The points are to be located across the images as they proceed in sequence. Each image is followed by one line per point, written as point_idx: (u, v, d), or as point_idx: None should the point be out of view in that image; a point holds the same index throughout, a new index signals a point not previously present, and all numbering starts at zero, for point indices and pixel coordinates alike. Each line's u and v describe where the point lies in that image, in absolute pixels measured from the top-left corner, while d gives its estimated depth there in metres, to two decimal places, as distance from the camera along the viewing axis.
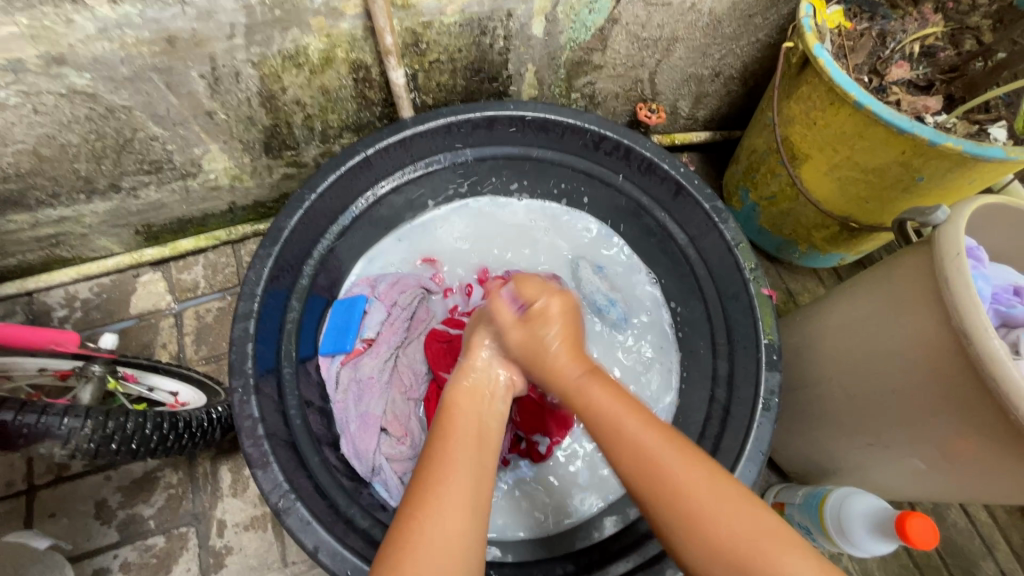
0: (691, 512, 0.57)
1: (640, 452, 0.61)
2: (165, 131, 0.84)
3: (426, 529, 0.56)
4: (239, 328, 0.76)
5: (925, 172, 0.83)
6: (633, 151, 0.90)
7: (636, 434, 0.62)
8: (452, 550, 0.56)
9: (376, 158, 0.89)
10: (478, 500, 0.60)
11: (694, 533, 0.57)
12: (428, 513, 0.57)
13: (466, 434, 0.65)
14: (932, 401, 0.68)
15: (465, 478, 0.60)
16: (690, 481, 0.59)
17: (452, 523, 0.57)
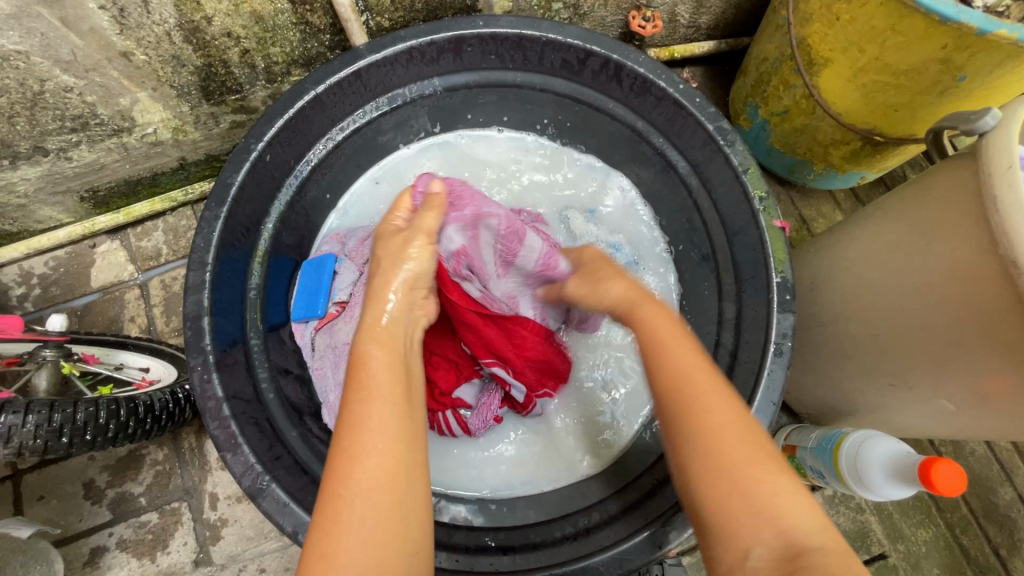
0: (732, 488, 0.46)
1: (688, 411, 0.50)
2: (78, 80, 0.72)
3: (345, 502, 0.46)
4: (192, 302, 0.69)
5: (968, 70, 0.70)
6: (624, 67, 0.77)
7: (678, 385, 0.52)
8: (379, 534, 0.45)
9: (329, 97, 0.78)
10: (414, 461, 0.49)
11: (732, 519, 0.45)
12: (347, 483, 0.46)
13: (388, 378, 0.52)
14: (967, 340, 0.60)
15: (381, 430, 0.48)
16: (727, 449, 0.48)
17: (380, 494, 0.46)
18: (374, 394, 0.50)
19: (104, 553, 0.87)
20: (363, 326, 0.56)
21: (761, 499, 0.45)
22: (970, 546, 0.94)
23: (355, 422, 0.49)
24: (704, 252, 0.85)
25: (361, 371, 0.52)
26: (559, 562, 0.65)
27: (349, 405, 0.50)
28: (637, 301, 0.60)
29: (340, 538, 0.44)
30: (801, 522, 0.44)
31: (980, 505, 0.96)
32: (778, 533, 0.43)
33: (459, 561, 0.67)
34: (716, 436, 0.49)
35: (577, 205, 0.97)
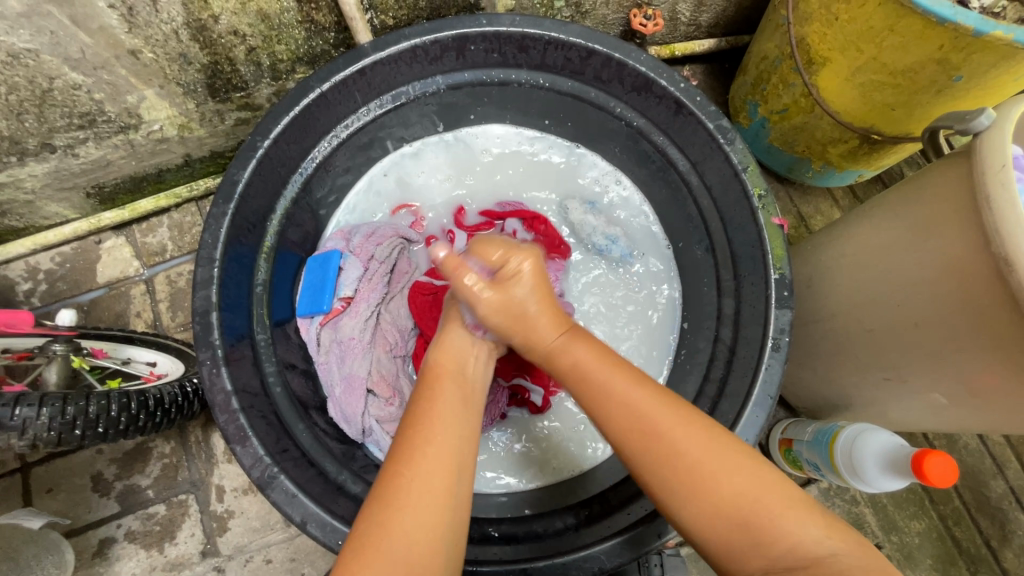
0: (720, 513, 0.51)
1: (634, 437, 0.55)
2: (87, 77, 0.73)
3: (403, 482, 0.52)
4: (200, 297, 0.70)
5: (964, 70, 0.71)
6: (626, 66, 0.78)
7: (659, 428, 0.55)
8: (432, 512, 0.51)
9: (334, 94, 0.78)
10: (469, 460, 0.55)
11: (731, 542, 0.50)
12: (409, 465, 0.53)
13: (459, 393, 0.60)
14: (960, 334, 0.62)
15: (454, 429, 0.57)
16: (715, 475, 0.52)
17: (437, 482, 0.52)
18: (439, 396, 0.59)
19: (113, 544, 0.89)
20: (440, 344, 0.66)
21: (762, 522, 0.50)
22: (963, 537, 0.96)
23: (431, 422, 0.56)
24: (703, 249, 0.87)
25: (435, 383, 0.61)
26: (564, 551, 0.66)
27: (420, 406, 0.58)
28: (572, 338, 0.63)
29: (396, 515, 0.50)
30: (804, 533, 0.49)
31: (972, 498, 0.98)
32: (783, 549, 0.49)
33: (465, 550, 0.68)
34: (712, 467, 0.53)
35: (577, 196, 0.98)
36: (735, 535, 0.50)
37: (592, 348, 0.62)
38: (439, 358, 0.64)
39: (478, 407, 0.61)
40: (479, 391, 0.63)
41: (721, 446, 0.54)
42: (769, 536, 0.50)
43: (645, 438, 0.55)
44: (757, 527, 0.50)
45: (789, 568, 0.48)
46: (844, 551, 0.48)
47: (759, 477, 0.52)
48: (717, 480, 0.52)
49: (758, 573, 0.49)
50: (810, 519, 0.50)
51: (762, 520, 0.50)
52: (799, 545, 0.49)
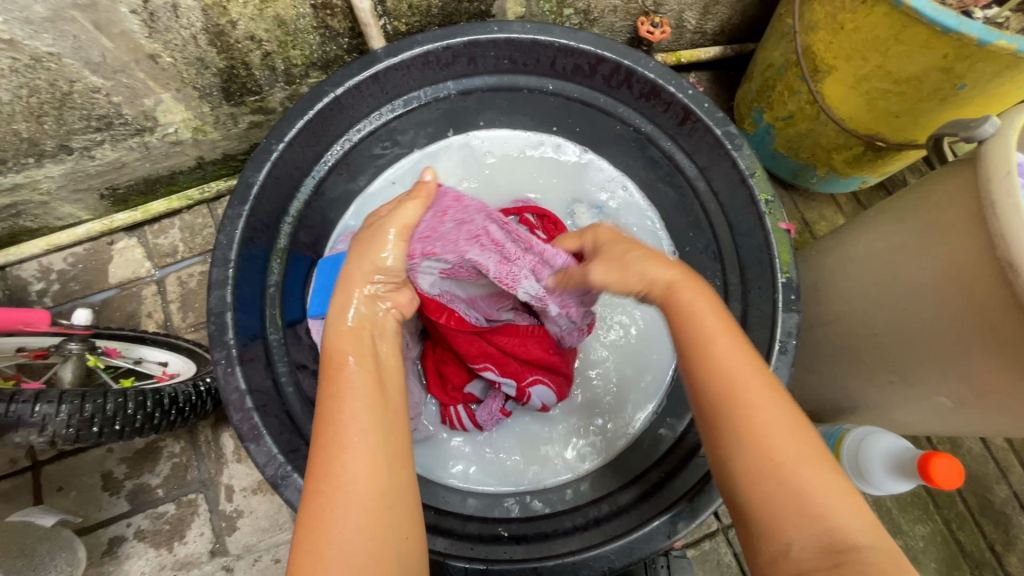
0: (780, 487, 0.48)
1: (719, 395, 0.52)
2: (106, 81, 0.75)
3: (327, 499, 0.49)
4: (215, 297, 0.71)
5: (968, 79, 0.73)
6: (635, 73, 0.79)
7: (734, 389, 0.51)
8: (363, 520, 0.48)
9: (348, 99, 0.80)
10: (392, 453, 0.52)
11: (776, 519, 0.47)
12: (328, 479, 0.49)
13: (366, 376, 0.55)
14: (965, 338, 0.63)
15: (366, 425, 0.52)
16: (777, 446, 0.49)
17: (359, 490, 0.49)
18: (346, 390, 0.54)
19: (122, 543, 0.89)
20: (337, 325, 0.59)
21: (808, 496, 0.47)
22: (967, 541, 0.97)
23: (342, 422, 0.52)
24: (710, 253, 0.88)
25: (338, 372, 0.55)
26: (574, 550, 0.66)
27: (329, 405, 0.53)
28: (677, 282, 0.58)
29: (325, 534, 0.48)
30: (848, 520, 0.46)
31: (976, 502, 0.99)
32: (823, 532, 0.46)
33: (475, 549, 0.69)
34: (775, 440, 0.49)
35: (585, 199, 1.00)
36: (787, 515, 0.47)
37: (706, 294, 0.58)
38: (338, 345, 0.57)
39: (395, 385, 0.56)
40: (393, 371, 0.58)
41: (794, 423, 0.50)
42: (811, 511, 0.46)
43: (724, 396, 0.51)
44: (811, 501, 0.47)
45: (828, 554, 0.45)
46: (878, 542, 0.45)
47: (814, 457, 0.49)
48: (779, 445, 0.49)
49: (805, 560, 0.45)
50: (845, 499, 0.47)
51: (807, 496, 0.47)
52: (837, 525, 0.46)
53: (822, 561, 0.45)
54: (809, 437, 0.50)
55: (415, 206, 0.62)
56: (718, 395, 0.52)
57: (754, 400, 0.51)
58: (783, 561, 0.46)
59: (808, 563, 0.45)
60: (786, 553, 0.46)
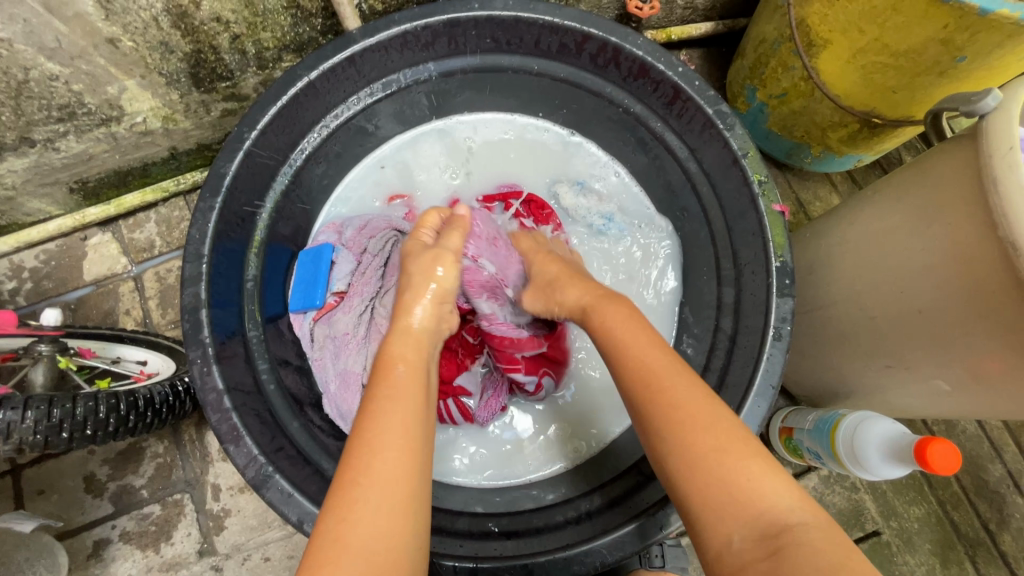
0: (702, 474, 0.49)
1: (648, 395, 0.54)
2: (64, 68, 0.71)
3: (359, 493, 0.48)
4: (189, 294, 0.68)
5: (968, 50, 0.70)
6: (622, 50, 0.76)
7: (655, 386, 0.54)
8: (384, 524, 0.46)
9: (323, 83, 0.76)
10: (426, 458, 0.52)
11: (707, 500, 0.48)
12: (366, 473, 0.49)
13: (414, 386, 0.56)
14: (964, 321, 0.61)
15: (404, 428, 0.52)
16: (703, 440, 0.50)
17: (390, 488, 0.48)
18: (397, 394, 0.55)
19: (108, 545, 0.87)
20: (387, 338, 0.62)
21: (736, 476, 0.48)
22: (962, 522, 0.97)
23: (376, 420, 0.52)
24: (702, 238, 0.85)
25: (388, 373, 0.57)
26: (566, 546, 0.65)
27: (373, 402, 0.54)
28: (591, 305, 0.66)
29: (352, 529, 0.46)
30: (779, 501, 0.46)
31: (971, 482, 0.98)
32: (755, 517, 0.46)
33: (465, 546, 0.67)
34: (696, 421, 0.51)
35: (565, 178, 0.97)
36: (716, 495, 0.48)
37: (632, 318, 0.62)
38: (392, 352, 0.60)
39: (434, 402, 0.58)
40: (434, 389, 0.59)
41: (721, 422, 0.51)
42: (744, 498, 0.47)
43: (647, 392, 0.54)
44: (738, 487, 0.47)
45: (763, 541, 0.44)
46: (812, 521, 0.45)
47: (734, 441, 0.50)
48: (698, 442, 0.50)
49: (744, 551, 0.45)
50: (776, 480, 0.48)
51: (736, 481, 0.48)
52: (772, 509, 0.46)
53: (758, 548, 0.44)
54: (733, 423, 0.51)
55: (457, 234, 0.71)
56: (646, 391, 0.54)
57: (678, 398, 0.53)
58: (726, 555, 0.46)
59: (748, 555, 0.45)
60: (728, 545, 0.46)
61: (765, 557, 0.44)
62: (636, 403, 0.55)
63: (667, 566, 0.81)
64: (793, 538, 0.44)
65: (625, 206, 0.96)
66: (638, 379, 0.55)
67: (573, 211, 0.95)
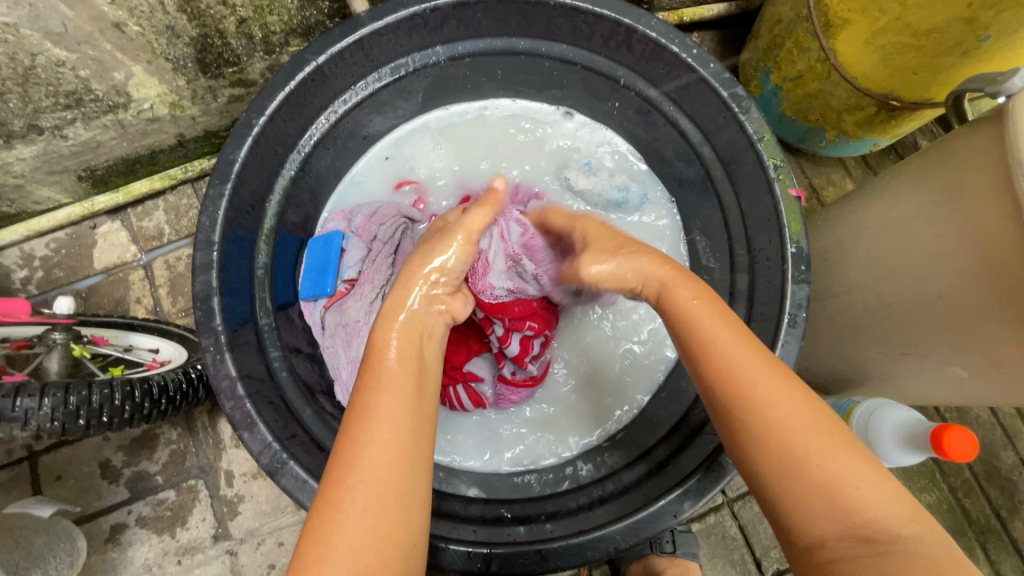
0: (806, 476, 0.44)
1: (729, 366, 0.50)
2: (70, 53, 0.70)
3: (348, 490, 0.46)
4: (200, 282, 0.68)
5: (993, 29, 0.69)
6: (636, 32, 0.74)
7: (753, 378, 0.49)
8: (377, 525, 0.45)
9: (331, 68, 0.75)
10: (415, 454, 0.49)
11: (798, 498, 0.44)
12: (351, 470, 0.47)
13: (400, 381, 0.53)
14: (983, 305, 0.60)
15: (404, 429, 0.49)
16: (805, 434, 0.45)
17: (378, 486, 0.46)
18: (382, 384, 0.52)
19: (124, 530, 0.89)
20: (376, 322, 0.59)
21: (833, 484, 0.43)
22: (972, 508, 0.96)
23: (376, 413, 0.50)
24: (714, 224, 0.84)
25: (376, 369, 0.54)
26: (579, 531, 0.65)
27: (369, 386, 0.52)
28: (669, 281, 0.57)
29: (338, 527, 0.45)
30: (878, 503, 0.43)
31: (983, 469, 0.98)
32: (861, 519, 0.42)
33: (477, 532, 0.67)
34: (791, 420, 0.46)
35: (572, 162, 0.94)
36: (803, 492, 0.44)
37: (701, 293, 0.56)
38: (384, 339, 0.57)
39: (430, 390, 0.55)
40: (432, 374, 0.56)
41: (815, 414, 0.47)
42: (842, 500, 0.43)
43: (733, 381, 0.49)
44: (839, 490, 0.43)
45: (865, 542, 0.41)
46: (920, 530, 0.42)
47: (843, 443, 0.45)
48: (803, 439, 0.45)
49: (842, 550, 0.42)
50: (874, 474, 0.44)
51: (826, 482, 0.44)
52: (877, 514, 0.42)
53: (860, 548, 0.41)
54: (837, 426, 0.47)
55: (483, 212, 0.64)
56: (744, 402, 0.48)
57: (773, 393, 0.48)
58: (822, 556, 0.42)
59: (844, 554, 0.42)
60: (823, 543, 0.43)
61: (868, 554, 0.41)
62: (723, 378, 0.50)
63: (678, 552, 0.85)
64: (895, 545, 0.41)
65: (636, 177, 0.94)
66: (715, 346, 0.51)
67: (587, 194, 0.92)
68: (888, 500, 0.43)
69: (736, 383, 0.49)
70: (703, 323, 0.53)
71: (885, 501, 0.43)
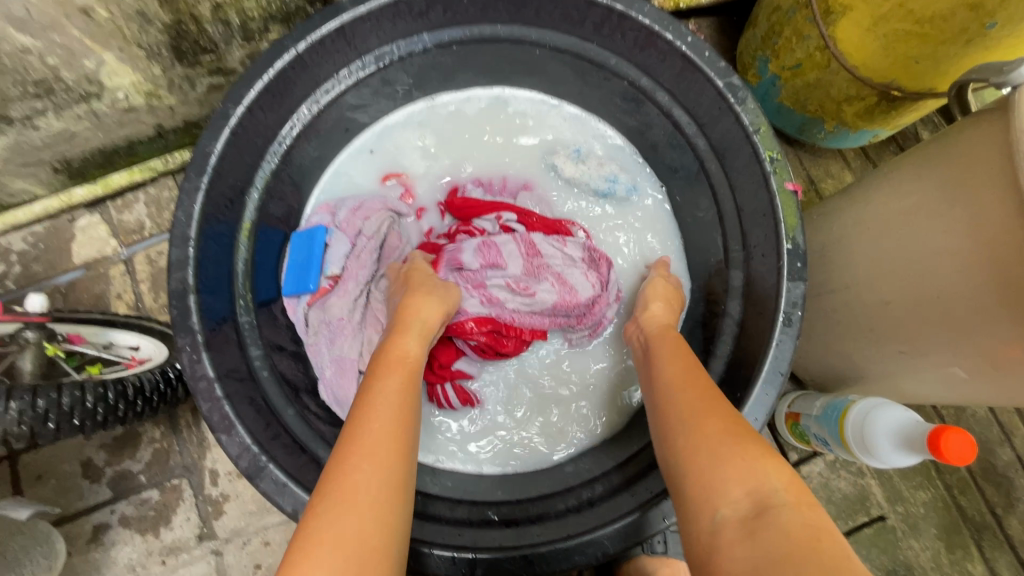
0: (698, 466, 0.47)
1: (660, 383, 0.59)
2: (36, 40, 0.67)
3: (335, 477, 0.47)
4: (176, 279, 0.65)
5: (999, 16, 0.66)
6: (629, 18, 0.71)
7: (674, 392, 0.56)
8: (345, 512, 0.44)
9: (311, 57, 0.72)
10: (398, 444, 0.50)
11: (694, 485, 0.47)
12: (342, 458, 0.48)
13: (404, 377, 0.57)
14: (984, 304, 0.58)
15: (390, 419, 0.52)
16: (703, 429, 0.50)
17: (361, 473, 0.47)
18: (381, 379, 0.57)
19: (107, 530, 0.87)
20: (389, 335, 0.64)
21: (718, 474, 0.46)
22: (968, 506, 0.95)
23: (367, 403, 0.54)
24: (709, 218, 0.82)
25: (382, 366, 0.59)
26: (566, 535, 0.63)
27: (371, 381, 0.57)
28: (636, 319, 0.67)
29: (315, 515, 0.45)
30: (768, 477, 0.44)
31: (979, 467, 0.97)
32: (744, 494, 0.43)
33: (462, 535, 0.66)
34: (696, 420, 0.51)
35: (561, 147, 0.91)
36: (699, 483, 0.46)
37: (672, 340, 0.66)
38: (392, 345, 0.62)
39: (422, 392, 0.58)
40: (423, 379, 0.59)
41: (718, 412, 0.51)
42: (727, 481, 0.45)
43: (662, 398, 0.57)
44: (722, 477, 0.45)
45: (749, 516, 0.42)
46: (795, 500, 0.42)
47: (732, 430, 0.49)
48: (702, 430, 0.50)
49: (725, 527, 0.42)
50: (761, 460, 0.45)
51: (715, 461, 0.47)
52: (755, 488, 0.43)
53: (747, 524, 0.41)
54: (732, 422, 0.50)
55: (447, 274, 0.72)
56: (665, 412, 0.55)
57: (687, 399, 0.54)
58: (709, 533, 0.43)
59: (728, 533, 0.42)
60: (714, 522, 0.43)
61: (744, 532, 0.41)
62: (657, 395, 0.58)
63: (668, 552, 0.85)
64: (775, 513, 0.41)
65: (625, 167, 0.91)
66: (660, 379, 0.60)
67: (577, 182, 0.89)
68: (766, 472, 0.44)
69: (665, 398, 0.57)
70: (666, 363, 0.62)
71: (764, 475, 0.44)
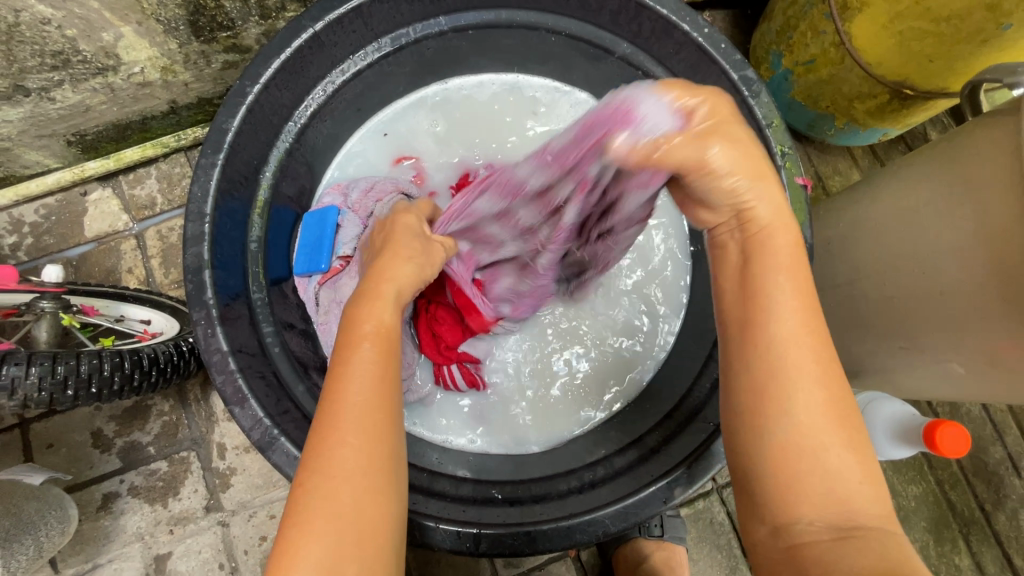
0: (798, 469, 0.43)
1: (767, 327, 0.45)
2: (56, 11, 0.67)
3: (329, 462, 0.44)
4: (191, 254, 0.66)
5: (1014, 18, 0.67)
6: (646, 8, 0.72)
7: (787, 358, 0.44)
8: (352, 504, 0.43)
9: (329, 37, 0.72)
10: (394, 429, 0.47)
11: (781, 482, 0.43)
12: (336, 441, 0.45)
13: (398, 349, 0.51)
14: (985, 301, 0.59)
15: (385, 394, 0.47)
16: (809, 419, 0.43)
17: (354, 458, 0.44)
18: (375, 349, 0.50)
19: (116, 499, 0.89)
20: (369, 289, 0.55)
21: (815, 479, 0.42)
22: (958, 501, 0.97)
23: (350, 374, 0.48)
24: None
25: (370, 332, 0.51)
26: (568, 514, 0.65)
27: (340, 355, 0.49)
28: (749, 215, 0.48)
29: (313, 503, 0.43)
30: (862, 498, 0.42)
31: (971, 464, 0.99)
32: (836, 511, 0.42)
33: (467, 512, 0.67)
34: (810, 406, 0.43)
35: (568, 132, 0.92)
36: (792, 481, 0.43)
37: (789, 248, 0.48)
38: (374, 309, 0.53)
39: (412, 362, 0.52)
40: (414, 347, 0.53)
41: (832, 397, 0.44)
42: (827, 488, 0.42)
43: (774, 355, 0.44)
44: (816, 486, 0.42)
45: (837, 532, 0.41)
46: (884, 523, 0.42)
47: (843, 428, 0.44)
48: (807, 421, 0.43)
49: (804, 537, 0.42)
50: (866, 482, 0.43)
51: (822, 461, 0.43)
52: (849, 503, 0.42)
53: (831, 536, 0.41)
54: (842, 422, 0.44)
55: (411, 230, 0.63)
56: (775, 382, 0.44)
57: (806, 373, 0.44)
58: (785, 532, 0.43)
59: (810, 540, 0.41)
60: (794, 524, 0.42)
61: (829, 544, 0.41)
62: (763, 343, 0.45)
63: (665, 536, 0.86)
64: (861, 536, 0.41)
65: None
66: (766, 312, 0.46)
67: None
68: (863, 492, 0.42)
69: (777, 359, 0.44)
70: (769, 292, 0.46)
71: (862, 497, 0.42)
